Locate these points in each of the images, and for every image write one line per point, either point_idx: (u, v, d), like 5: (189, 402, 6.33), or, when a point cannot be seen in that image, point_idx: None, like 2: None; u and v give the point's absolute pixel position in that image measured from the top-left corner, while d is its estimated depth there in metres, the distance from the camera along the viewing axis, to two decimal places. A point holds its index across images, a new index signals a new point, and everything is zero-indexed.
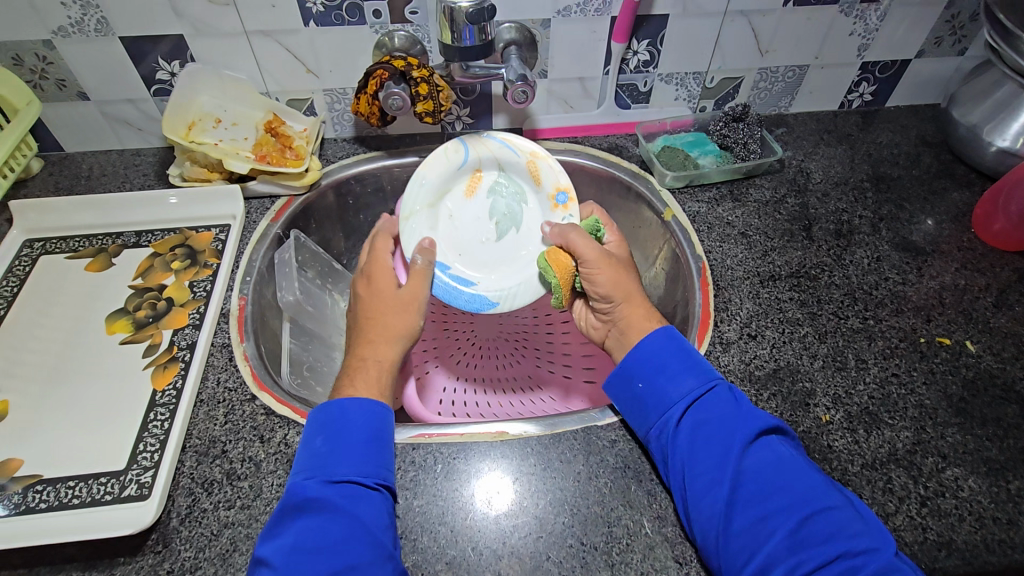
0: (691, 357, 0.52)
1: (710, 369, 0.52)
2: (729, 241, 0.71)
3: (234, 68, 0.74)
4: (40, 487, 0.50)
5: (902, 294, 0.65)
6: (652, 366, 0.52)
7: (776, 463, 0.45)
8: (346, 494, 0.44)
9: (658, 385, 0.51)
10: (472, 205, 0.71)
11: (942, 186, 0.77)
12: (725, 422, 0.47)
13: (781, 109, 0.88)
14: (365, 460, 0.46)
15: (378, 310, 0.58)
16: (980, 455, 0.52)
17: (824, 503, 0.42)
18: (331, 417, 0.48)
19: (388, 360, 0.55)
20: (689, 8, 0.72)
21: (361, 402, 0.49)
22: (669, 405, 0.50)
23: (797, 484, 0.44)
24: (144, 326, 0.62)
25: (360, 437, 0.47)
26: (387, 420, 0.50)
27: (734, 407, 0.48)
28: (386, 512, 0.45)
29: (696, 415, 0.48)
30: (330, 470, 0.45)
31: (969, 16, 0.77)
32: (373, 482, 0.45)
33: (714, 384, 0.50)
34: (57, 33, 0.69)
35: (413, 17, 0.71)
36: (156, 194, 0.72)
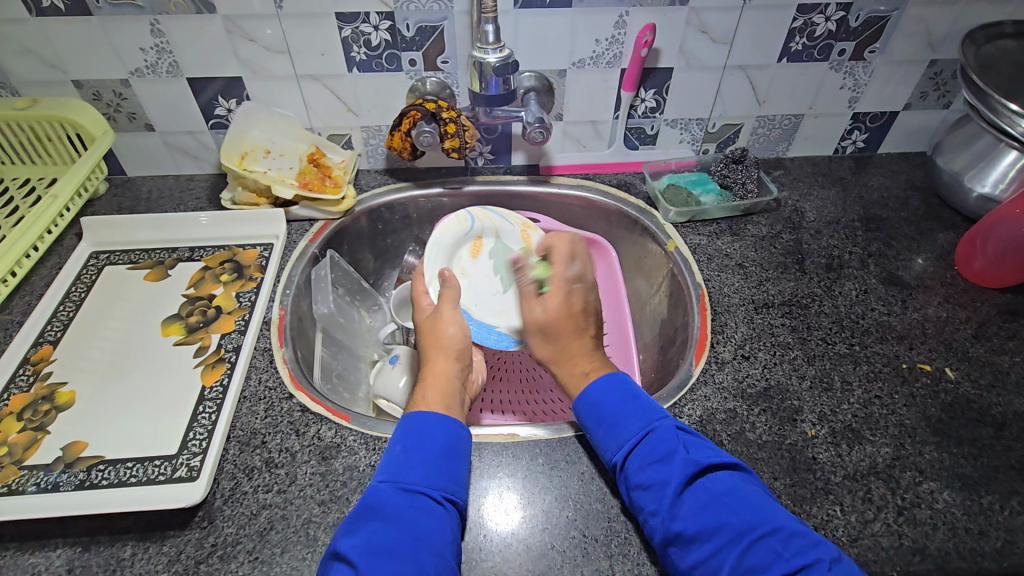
0: (632, 402, 0.56)
1: (654, 412, 0.55)
2: (726, 271, 0.77)
3: (284, 106, 0.83)
4: (101, 467, 0.56)
5: (887, 324, 0.70)
6: (598, 417, 0.56)
7: (715, 496, 0.48)
8: (415, 502, 0.49)
9: (601, 437, 0.55)
10: (478, 266, 0.85)
11: (929, 227, 0.83)
12: (663, 462, 0.51)
13: (779, 153, 0.95)
14: (436, 473, 0.51)
15: (430, 344, 0.65)
16: (956, 471, 0.56)
17: (760, 531, 0.45)
18: (411, 432, 0.54)
19: (445, 376, 0.62)
20: (691, 62, 0.81)
21: (437, 420, 0.55)
22: (613, 453, 0.54)
23: (736, 516, 0.46)
24: (195, 330, 0.69)
25: (432, 452, 0.52)
26: (462, 441, 0.55)
27: (671, 448, 0.51)
28: (450, 524, 0.49)
29: (638, 458, 0.52)
30: (403, 478, 0.50)
31: (950, 74, 0.84)
32: (440, 495, 0.50)
33: (654, 426, 0.54)
34: (134, 73, 0.79)
35: (444, 66, 0.80)
36: (189, 214, 0.80)
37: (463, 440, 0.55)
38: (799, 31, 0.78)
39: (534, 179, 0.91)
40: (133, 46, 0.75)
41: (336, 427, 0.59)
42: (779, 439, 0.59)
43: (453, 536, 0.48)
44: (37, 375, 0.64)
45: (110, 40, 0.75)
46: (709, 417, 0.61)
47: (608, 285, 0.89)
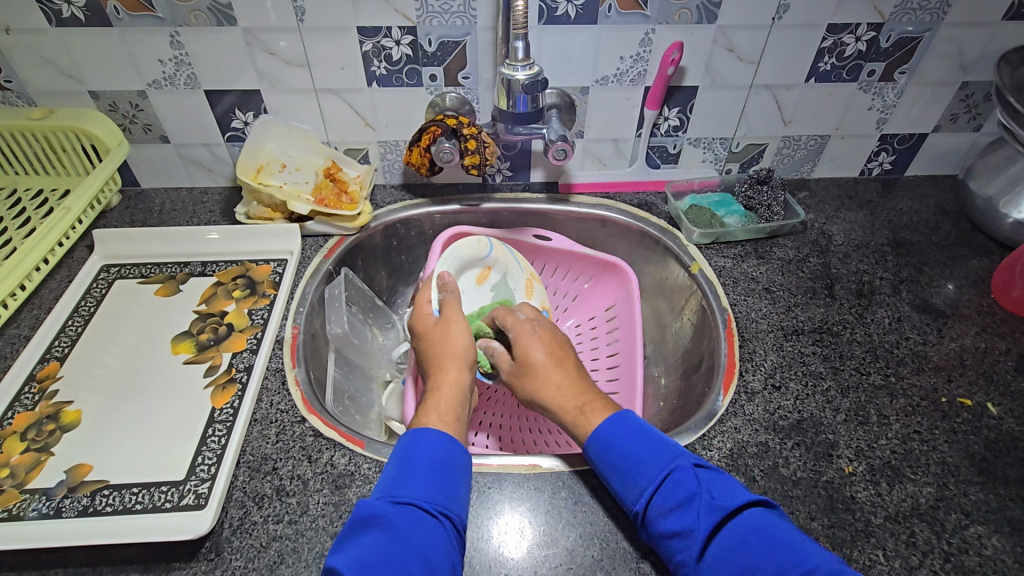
0: (646, 443, 0.51)
1: (670, 449, 0.51)
2: (753, 295, 0.74)
3: (301, 120, 0.82)
4: (106, 492, 0.53)
5: (923, 354, 0.67)
6: (612, 465, 0.52)
7: (743, 538, 0.44)
8: (407, 515, 0.45)
9: (619, 485, 0.51)
10: (478, 294, 0.82)
11: (961, 253, 0.81)
12: (686, 509, 0.47)
13: (803, 174, 0.93)
14: (430, 486, 0.48)
15: (441, 355, 0.62)
16: (1004, 515, 0.53)
17: (794, 571, 0.40)
18: (407, 444, 0.51)
19: (461, 385, 0.60)
20: (717, 81, 0.79)
21: (435, 434, 0.51)
22: (634, 502, 0.50)
23: (768, 561, 0.42)
24: (206, 348, 0.67)
25: (425, 464, 0.49)
26: (460, 456, 0.51)
27: (692, 491, 0.47)
28: (445, 541, 0.45)
29: (659, 507, 0.48)
30: (396, 491, 0.47)
31: (982, 96, 0.82)
32: (435, 509, 0.46)
33: (674, 467, 0.49)
34: (151, 85, 0.78)
35: (465, 81, 0.78)
36: (198, 229, 0.79)
37: (461, 456, 0.51)
38: (828, 51, 0.76)
39: (553, 198, 0.89)
40: (152, 57, 0.75)
41: (350, 454, 0.57)
42: (815, 476, 0.56)
43: (448, 555, 0.44)
44: (42, 393, 0.62)
45: (129, 51, 0.74)
46: (740, 450, 0.58)
47: (625, 311, 0.84)
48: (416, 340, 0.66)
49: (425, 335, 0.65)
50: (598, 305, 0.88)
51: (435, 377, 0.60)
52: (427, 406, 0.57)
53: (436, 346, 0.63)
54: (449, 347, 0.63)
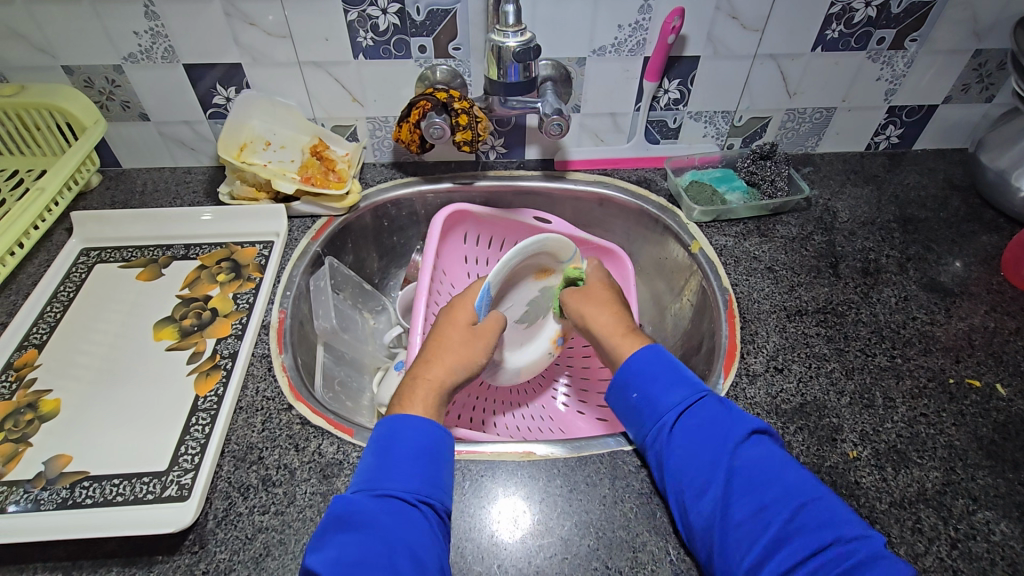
0: (681, 369, 0.52)
1: (699, 381, 0.52)
2: (755, 275, 0.72)
3: (286, 95, 0.79)
4: (86, 484, 0.52)
5: (930, 334, 0.65)
6: (646, 377, 0.52)
7: (767, 459, 0.46)
8: (388, 508, 0.43)
9: (649, 396, 0.51)
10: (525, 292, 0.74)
11: (970, 229, 0.78)
12: (718, 423, 0.48)
13: (808, 148, 0.89)
14: (411, 475, 0.45)
15: (443, 336, 0.58)
16: (1013, 499, 0.52)
17: (812, 494, 0.44)
18: (386, 432, 0.48)
19: (441, 381, 0.54)
20: (719, 50, 0.75)
21: (414, 419, 0.49)
22: (660, 413, 0.50)
23: (790, 478, 0.45)
24: (189, 334, 0.65)
25: (406, 452, 0.46)
26: (444, 441, 0.49)
27: (724, 413, 0.49)
28: (429, 529, 0.44)
29: (688, 420, 0.49)
30: (377, 484, 0.45)
31: (995, 65, 0.78)
32: (415, 498, 0.44)
33: (705, 394, 0.50)
34: (127, 59, 0.74)
35: (456, 53, 0.75)
36: (191, 210, 0.76)
37: (445, 440, 0.49)
38: (836, 17, 0.72)
39: (548, 175, 0.86)
40: (126, 30, 0.71)
41: (338, 442, 0.55)
42: (818, 461, 0.54)
43: (434, 543, 0.43)
44: (20, 382, 0.60)
45: (102, 22, 0.70)
46: None
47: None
48: (443, 307, 0.63)
49: (453, 306, 0.62)
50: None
51: (426, 364, 0.55)
52: (404, 394, 0.52)
53: (447, 330, 0.59)
54: (453, 348, 0.57)
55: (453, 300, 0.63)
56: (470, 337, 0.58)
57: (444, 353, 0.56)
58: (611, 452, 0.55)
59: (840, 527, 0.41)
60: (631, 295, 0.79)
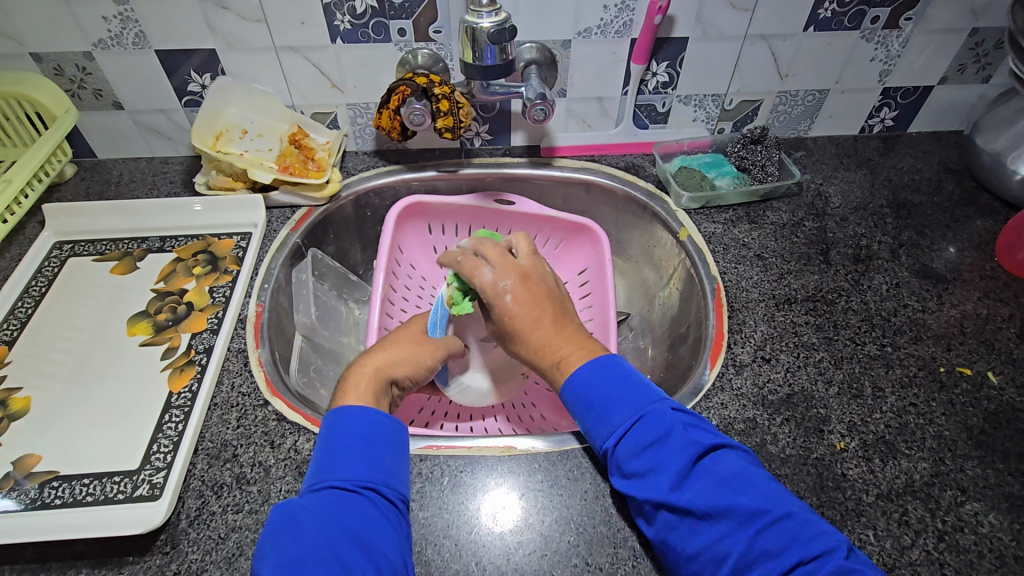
0: (623, 386, 0.49)
1: (645, 395, 0.49)
2: (744, 263, 0.70)
3: (262, 81, 0.76)
4: (55, 484, 0.51)
5: (921, 322, 0.64)
6: (585, 402, 0.50)
7: (720, 484, 0.43)
8: (328, 499, 0.43)
9: (590, 423, 0.49)
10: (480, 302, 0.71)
11: (965, 213, 0.76)
12: (661, 451, 0.45)
13: (801, 132, 0.87)
14: (351, 462, 0.44)
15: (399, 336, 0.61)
16: (1002, 490, 0.51)
17: (773, 515, 0.41)
18: (326, 428, 0.47)
19: (379, 364, 0.54)
20: (708, 31, 0.73)
21: (352, 409, 0.48)
22: (603, 440, 0.48)
23: (748, 500, 0.42)
24: (164, 329, 0.63)
25: (345, 441, 0.46)
26: (385, 424, 0.48)
27: (667, 435, 0.46)
28: (376, 514, 0.43)
29: (629, 449, 0.46)
30: (318, 479, 0.44)
31: (993, 43, 0.76)
32: (358, 485, 0.43)
33: (646, 414, 0.47)
34: (97, 45, 0.72)
35: (437, 36, 0.72)
36: (182, 201, 0.74)
37: (387, 424, 0.48)
38: None
39: (535, 162, 0.84)
40: (94, 14, 0.68)
41: (315, 438, 0.54)
42: (805, 453, 0.53)
43: (381, 528, 0.42)
44: None
45: (69, 8, 0.67)
46: (726, 427, 0.55)
47: (597, 275, 0.79)
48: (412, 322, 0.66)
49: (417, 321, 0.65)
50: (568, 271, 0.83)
51: (368, 352, 0.56)
52: (349, 381, 0.52)
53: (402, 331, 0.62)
54: (400, 343, 0.59)
55: (407, 322, 0.64)
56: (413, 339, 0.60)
57: (388, 346, 0.58)
58: (593, 446, 0.54)
59: (800, 548, 0.40)
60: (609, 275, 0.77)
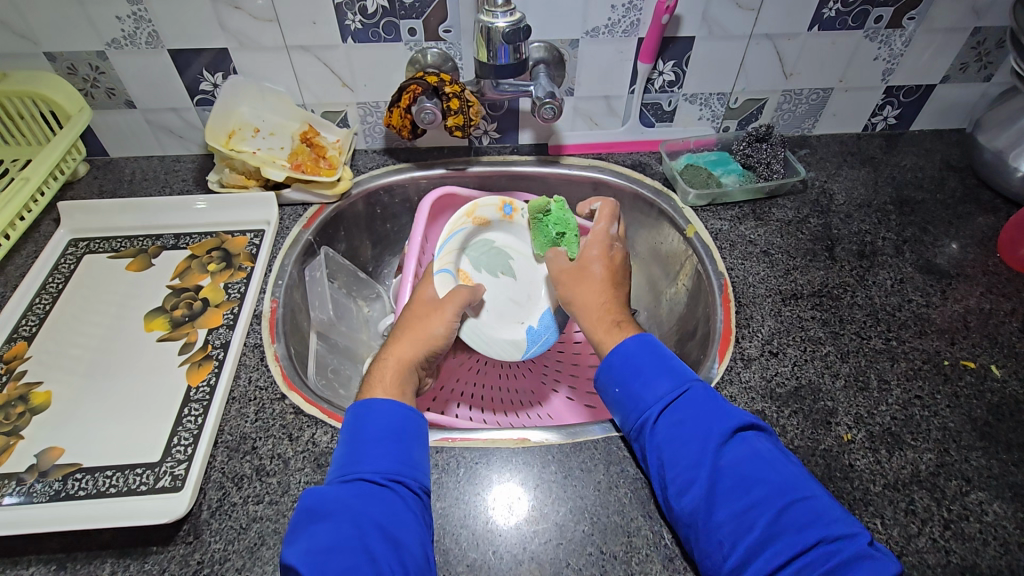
0: (667, 362, 0.53)
1: (686, 372, 0.52)
2: (751, 259, 0.71)
3: (274, 81, 0.77)
4: (78, 476, 0.52)
5: (925, 316, 0.65)
6: (630, 370, 0.53)
7: (752, 458, 0.45)
8: (357, 491, 0.44)
9: (633, 391, 0.52)
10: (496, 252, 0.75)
11: (967, 210, 0.77)
12: (702, 419, 0.48)
13: (805, 130, 0.88)
14: (379, 456, 0.46)
15: (409, 316, 0.62)
16: (1006, 480, 0.52)
17: (800, 493, 0.43)
18: (353, 421, 0.49)
19: (398, 357, 0.57)
20: (714, 31, 0.74)
21: (379, 404, 0.49)
22: (645, 407, 0.50)
23: (777, 476, 0.44)
24: (180, 324, 0.64)
25: (372, 436, 0.47)
26: (411, 420, 0.49)
27: (710, 407, 0.49)
28: (403, 507, 0.44)
29: (672, 415, 0.49)
30: (346, 470, 0.45)
31: (994, 43, 0.77)
32: (386, 478, 0.45)
33: (690, 387, 0.50)
34: (110, 45, 0.72)
35: (447, 35, 0.73)
36: (185, 198, 0.75)
37: (412, 419, 0.49)
38: None
39: (543, 160, 0.85)
40: (108, 14, 0.69)
41: (332, 431, 0.55)
42: (813, 444, 0.54)
43: (408, 520, 0.43)
44: (11, 374, 0.59)
45: (83, 7, 0.68)
46: None
47: None
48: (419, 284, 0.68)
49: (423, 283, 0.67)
50: None
51: (389, 342, 0.59)
52: (374, 377, 0.55)
53: (411, 310, 0.63)
54: (413, 325, 0.61)
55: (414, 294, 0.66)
56: (431, 304, 0.63)
57: (403, 330, 0.60)
58: (606, 438, 0.55)
59: (823, 527, 0.41)
60: None
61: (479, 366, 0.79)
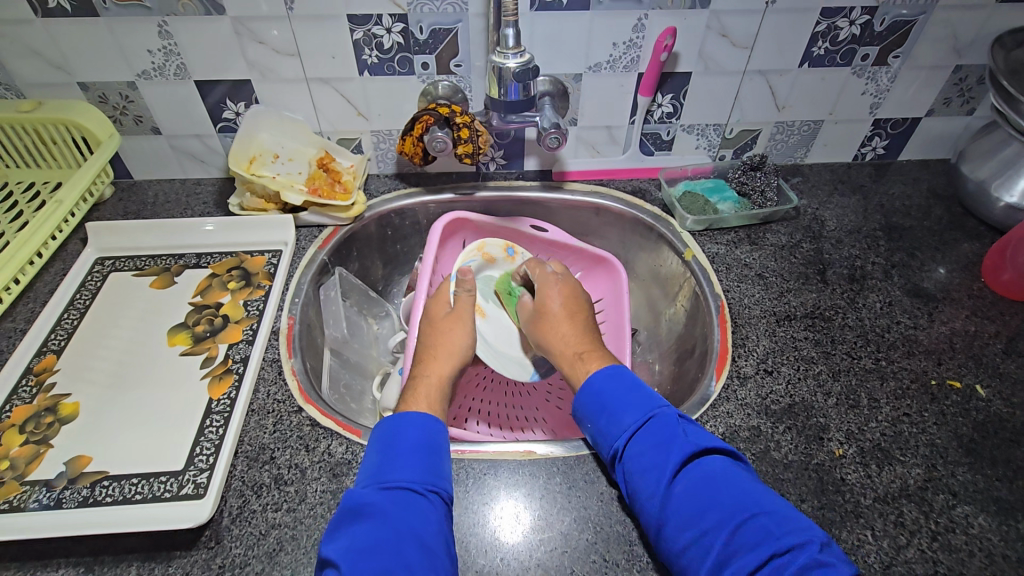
0: (633, 392, 0.55)
1: (654, 400, 0.54)
2: (746, 281, 0.75)
3: (294, 110, 0.82)
4: (105, 483, 0.54)
5: (913, 338, 0.68)
6: (597, 405, 0.56)
7: (705, 481, 0.47)
8: (396, 498, 0.46)
9: (601, 425, 0.54)
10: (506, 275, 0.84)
11: (953, 237, 0.81)
12: (660, 447, 0.50)
13: (797, 159, 0.93)
14: (416, 466, 0.48)
15: (432, 341, 0.66)
16: (990, 494, 0.54)
17: (752, 511, 0.44)
18: (388, 432, 0.51)
19: (435, 377, 0.61)
20: (710, 66, 0.79)
21: (413, 417, 0.52)
22: (612, 440, 0.53)
23: (729, 497, 0.45)
24: (202, 339, 0.67)
25: (407, 446, 0.50)
26: (441, 435, 0.52)
27: (668, 436, 0.50)
28: (435, 516, 0.46)
29: (634, 447, 0.51)
30: (383, 477, 0.48)
31: (975, 80, 0.81)
32: (421, 488, 0.47)
33: (653, 415, 0.53)
34: (141, 76, 0.77)
35: (457, 69, 0.78)
36: (194, 220, 0.79)
37: (442, 435, 0.53)
38: (822, 35, 0.76)
39: (547, 186, 0.89)
40: (141, 48, 0.74)
41: (348, 443, 0.57)
42: (806, 459, 0.57)
43: (439, 529, 0.46)
44: (41, 386, 0.62)
45: (118, 41, 0.73)
46: (732, 435, 0.59)
47: (613, 306, 0.83)
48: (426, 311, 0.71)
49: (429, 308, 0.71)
50: (587, 298, 0.87)
51: (426, 362, 0.63)
52: (417, 389, 0.58)
53: (436, 333, 0.67)
54: (443, 346, 0.65)
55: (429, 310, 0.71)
56: (450, 316, 0.68)
57: (434, 352, 0.64)
58: None
59: (775, 542, 0.42)
60: (625, 302, 0.81)
61: (486, 383, 0.81)
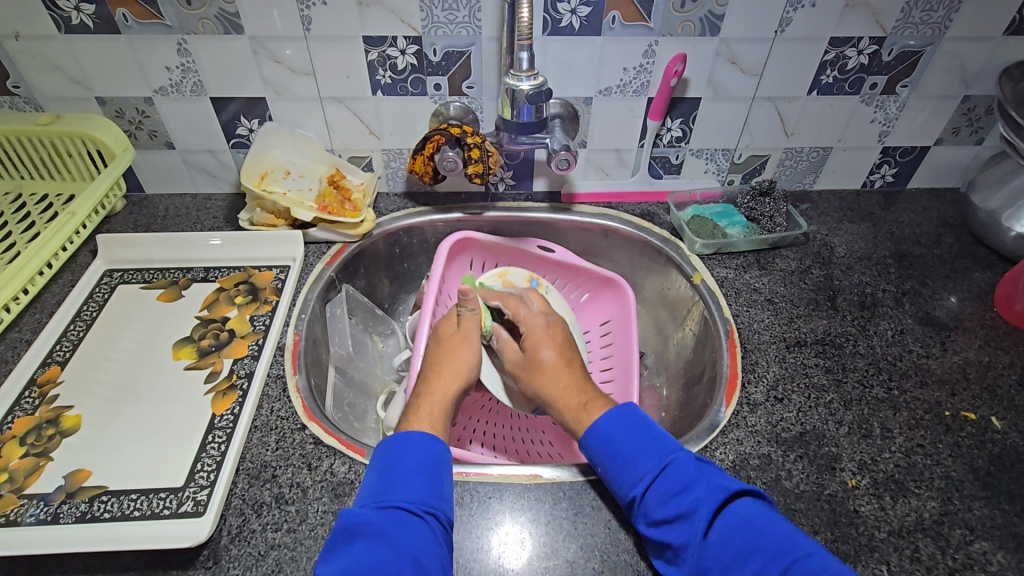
0: (644, 439, 0.53)
1: (667, 444, 0.53)
2: (755, 306, 0.74)
3: (306, 128, 0.82)
4: (104, 498, 0.53)
5: (926, 367, 0.67)
6: (610, 453, 0.53)
7: (739, 523, 0.46)
8: (395, 519, 0.45)
9: (617, 472, 0.52)
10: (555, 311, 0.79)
11: (964, 266, 0.80)
12: (686, 494, 0.48)
13: (806, 186, 0.93)
14: (415, 487, 0.48)
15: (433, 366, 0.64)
16: (1009, 530, 0.53)
17: (794, 553, 0.43)
18: (389, 448, 0.51)
19: (440, 397, 0.60)
20: (719, 93, 0.79)
21: (416, 435, 0.52)
22: (630, 488, 0.51)
23: (768, 540, 0.45)
24: (207, 353, 0.67)
25: (410, 465, 0.49)
26: (443, 455, 0.52)
27: (693, 480, 0.49)
28: (433, 539, 0.45)
29: (657, 495, 0.49)
30: (382, 497, 0.47)
31: (984, 110, 0.82)
32: (421, 509, 0.46)
33: (670, 460, 0.51)
34: (158, 92, 0.78)
35: (469, 91, 0.79)
36: (200, 234, 0.79)
37: (445, 455, 0.52)
38: (830, 64, 0.76)
39: (555, 207, 0.89)
40: (158, 65, 0.75)
41: (350, 462, 0.57)
42: (818, 489, 0.55)
43: (437, 552, 0.45)
44: (43, 398, 0.62)
45: (137, 57, 0.74)
46: (742, 462, 0.58)
47: (620, 329, 0.82)
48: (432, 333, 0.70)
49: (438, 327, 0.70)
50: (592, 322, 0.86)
51: (429, 381, 0.62)
52: (420, 408, 0.58)
53: (442, 355, 0.65)
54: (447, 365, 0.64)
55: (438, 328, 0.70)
56: (457, 336, 0.67)
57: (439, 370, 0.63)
58: None
59: None
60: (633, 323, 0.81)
61: (490, 404, 0.80)
